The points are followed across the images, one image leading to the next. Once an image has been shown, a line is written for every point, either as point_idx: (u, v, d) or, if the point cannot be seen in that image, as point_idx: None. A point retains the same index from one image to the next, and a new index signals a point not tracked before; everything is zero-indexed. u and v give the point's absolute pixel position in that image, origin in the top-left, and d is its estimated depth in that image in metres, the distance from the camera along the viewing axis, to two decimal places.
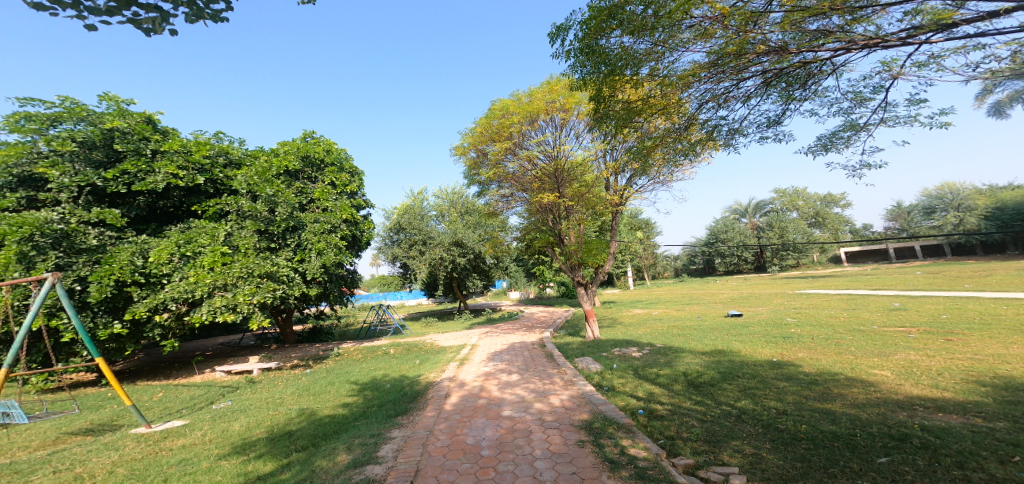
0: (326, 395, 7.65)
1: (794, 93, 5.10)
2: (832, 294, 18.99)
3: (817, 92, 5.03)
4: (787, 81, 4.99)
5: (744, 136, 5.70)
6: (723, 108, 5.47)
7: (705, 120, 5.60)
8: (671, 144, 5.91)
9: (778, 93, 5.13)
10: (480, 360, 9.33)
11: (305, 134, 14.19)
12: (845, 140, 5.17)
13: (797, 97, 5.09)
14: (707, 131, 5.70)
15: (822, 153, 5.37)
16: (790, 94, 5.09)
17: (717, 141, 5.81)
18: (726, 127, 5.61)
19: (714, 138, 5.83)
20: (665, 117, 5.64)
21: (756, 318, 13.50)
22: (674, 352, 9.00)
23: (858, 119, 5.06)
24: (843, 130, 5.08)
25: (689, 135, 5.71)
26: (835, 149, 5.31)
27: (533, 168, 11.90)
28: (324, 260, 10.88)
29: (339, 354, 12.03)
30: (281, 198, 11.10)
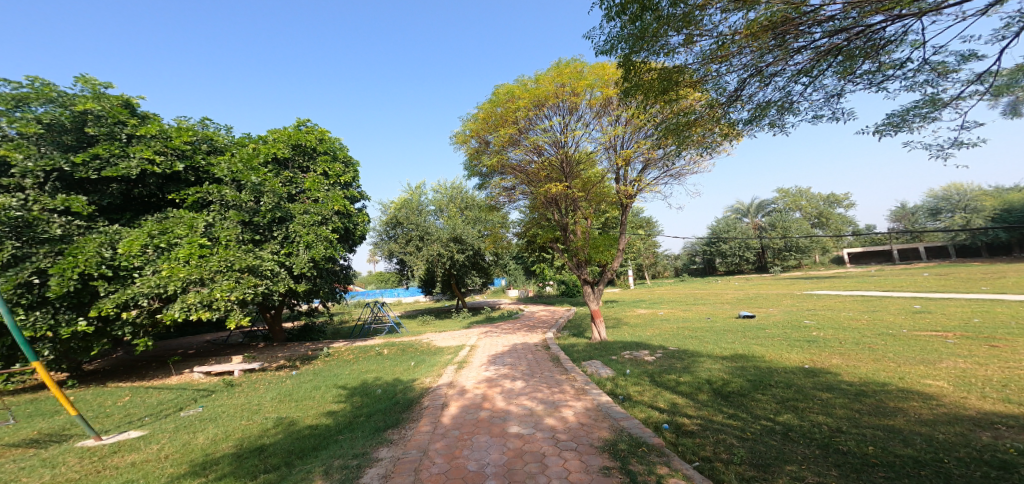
0: (310, 401, 6.90)
1: (860, 65, 4.54)
2: (844, 295, 18.33)
3: (888, 64, 4.47)
4: (857, 49, 4.40)
5: (795, 115, 5.10)
6: (769, 82, 4.94)
7: (750, 95, 5.06)
8: (707, 124, 5.30)
9: (844, 63, 4.54)
10: (480, 363, 8.58)
11: (298, 122, 13.40)
12: (921, 117, 4.58)
13: (866, 68, 4.51)
14: (752, 109, 5.13)
15: (891, 133, 4.78)
16: (857, 65, 4.51)
17: (762, 123, 5.21)
18: (774, 104, 5.02)
19: (759, 119, 5.20)
20: (705, 90, 5.02)
21: (771, 319, 12.80)
22: (691, 356, 8.29)
23: (939, 94, 4.50)
24: (923, 105, 4.49)
25: (730, 113, 5.10)
26: (907, 129, 4.72)
27: (539, 158, 11.20)
28: (314, 254, 10.07)
29: (328, 355, 11.26)
30: (268, 187, 10.30)
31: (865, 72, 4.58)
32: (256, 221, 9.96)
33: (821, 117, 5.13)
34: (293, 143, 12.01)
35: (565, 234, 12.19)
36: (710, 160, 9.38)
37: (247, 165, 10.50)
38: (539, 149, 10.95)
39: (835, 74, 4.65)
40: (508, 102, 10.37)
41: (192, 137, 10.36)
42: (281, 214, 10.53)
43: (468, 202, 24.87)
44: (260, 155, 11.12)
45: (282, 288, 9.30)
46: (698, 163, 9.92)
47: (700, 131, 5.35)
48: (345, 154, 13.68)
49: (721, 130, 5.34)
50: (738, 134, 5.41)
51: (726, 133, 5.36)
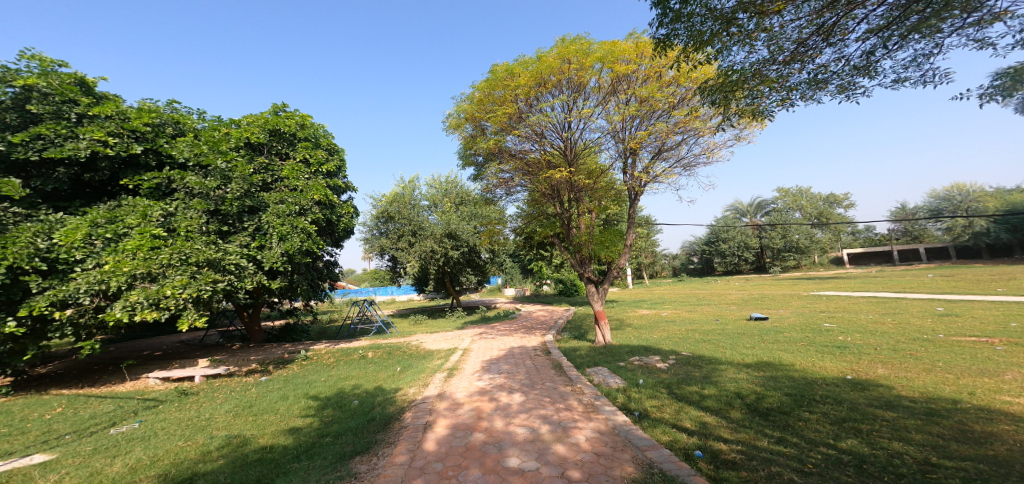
0: (272, 416, 5.90)
1: (964, 17, 3.85)
2: (855, 296, 17.57)
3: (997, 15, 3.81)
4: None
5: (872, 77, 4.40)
6: (840, 38, 4.26)
7: (816, 51, 4.38)
8: (762, 84, 4.56)
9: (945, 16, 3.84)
10: (473, 370, 7.60)
11: (277, 107, 12.36)
12: None
13: (972, 21, 3.83)
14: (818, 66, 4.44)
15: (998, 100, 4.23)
16: (959, 16, 3.83)
17: (832, 86, 4.49)
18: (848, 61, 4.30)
19: (830, 80, 4.47)
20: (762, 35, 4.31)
21: (786, 321, 11.98)
22: (710, 364, 7.36)
23: None
24: None
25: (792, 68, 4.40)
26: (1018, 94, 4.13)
27: (541, 144, 10.25)
28: (288, 246, 8.99)
29: (306, 358, 10.22)
30: (237, 173, 9.31)
31: (963, 29, 3.95)
32: (222, 210, 8.90)
33: (904, 80, 4.46)
34: (270, 128, 10.96)
35: (569, 228, 11.14)
36: (727, 148, 8.53)
37: (214, 150, 9.47)
38: (540, 134, 10.01)
39: (920, 32, 4.03)
40: (507, 83, 9.39)
41: (154, 119, 9.31)
42: (252, 204, 9.50)
43: (464, 198, 23.82)
44: (231, 139, 10.06)
45: (249, 285, 8.26)
46: (716, 150, 8.98)
47: (744, 95, 4.65)
48: (330, 141, 12.60)
49: (772, 95, 4.55)
50: (795, 102, 4.63)
51: (779, 102, 4.61)
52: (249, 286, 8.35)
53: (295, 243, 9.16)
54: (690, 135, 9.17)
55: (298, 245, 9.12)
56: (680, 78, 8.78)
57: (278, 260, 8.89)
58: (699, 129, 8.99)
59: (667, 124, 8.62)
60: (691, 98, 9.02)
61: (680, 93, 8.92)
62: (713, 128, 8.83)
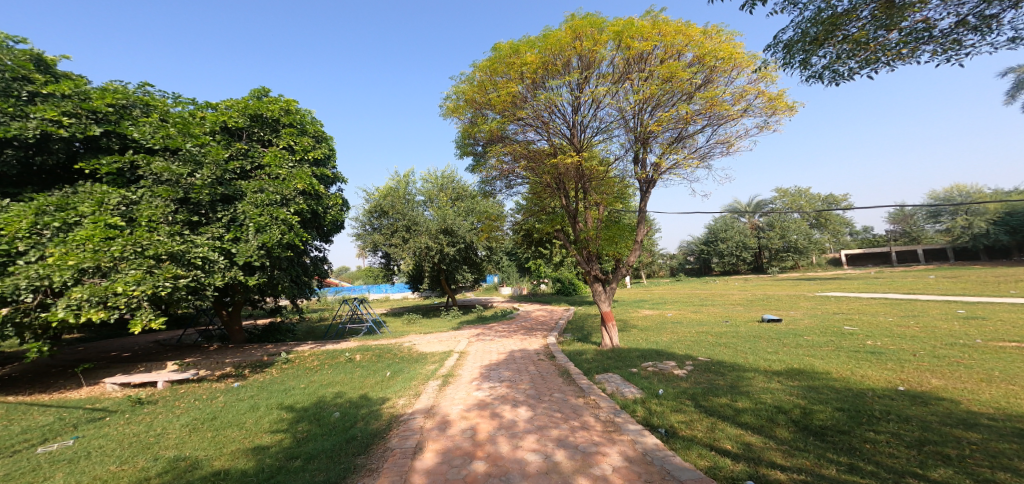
0: (236, 433, 5.10)
1: None
2: (865, 297, 16.92)
3: None
4: None
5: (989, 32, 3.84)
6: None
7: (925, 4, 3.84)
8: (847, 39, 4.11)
9: None
10: (470, 377, 6.81)
11: (259, 92, 11.42)
12: None
13: None
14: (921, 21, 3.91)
15: None
16: None
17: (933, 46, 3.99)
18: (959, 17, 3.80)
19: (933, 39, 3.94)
20: None
21: (803, 323, 11.27)
22: (735, 372, 6.61)
23: None
24: None
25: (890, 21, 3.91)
26: None
27: (547, 131, 9.51)
28: (265, 239, 8.08)
29: (287, 361, 9.36)
30: (209, 158, 8.43)
31: None
32: (192, 198, 8.03)
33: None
34: (250, 113, 10.04)
35: (575, 222, 10.29)
36: (751, 136, 7.82)
37: (184, 133, 8.55)
38: (545, 121, 9.26)
39: None
40: (511, 63, 8.61)
41: (119, 100, 8.36)
42: (226, 192, 8.62)
43: (460, 193, 22.96)
44: (206, 123, 9.15)
45: (220, 282, 7.36)
46: (741, 138, 8.22)
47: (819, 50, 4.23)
48: (317, 128, 11.66)
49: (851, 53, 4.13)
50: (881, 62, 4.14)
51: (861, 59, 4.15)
52: (220, 282, 7.49)
53: (274, 236, 8.24)
54: (712, 122, 8.41)
55: (277, 238, 8.21)
56: (703, 58, 8.02)
57: (253, 254, 8.00)
58: (722, 115, 8.24)
59: (688, 109, 7.85)
60: (714, 80, 8.25)
61: (703, 76, 8.15)
62: (737, 114, 8.08)
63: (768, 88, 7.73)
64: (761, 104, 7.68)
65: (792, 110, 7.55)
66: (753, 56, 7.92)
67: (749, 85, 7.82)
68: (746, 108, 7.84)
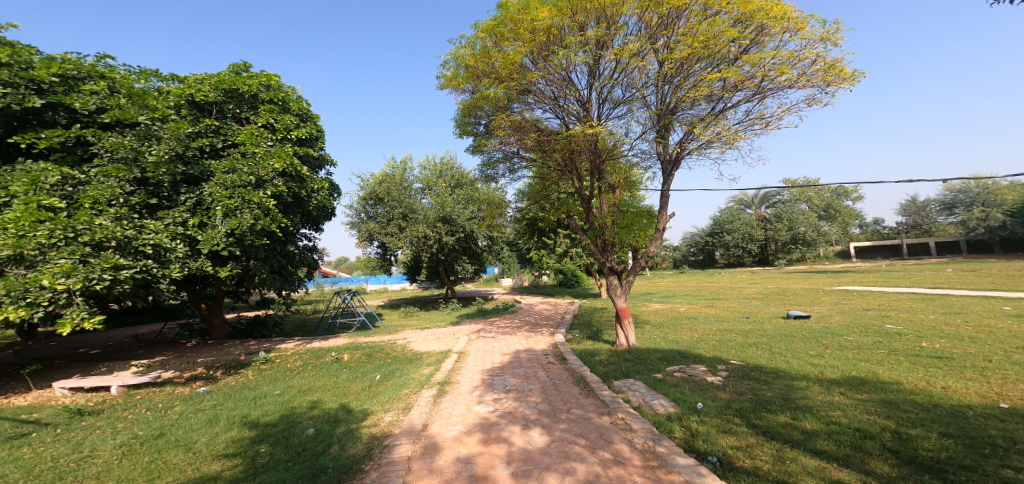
0: (180, 458, 4.17)
1: None
2: (890, 292, 15.88)
3: None
4: None
5: None
6: None
7: None
8: None
9: None
10: (470, 386, 5.82)
11: (237, 66, 10.28)
12: None
13: None
14: None
15: None
16: None
17: None
18: None
19: None
20: None
21: (834, 321, 10.33)
22: (783, 381, 5.64)
23: None
24: None
25: None
26: None
27: (557, 106, 8.52)
28: (233, 225, 7.00)
29: (266, 360, 8.40)
30: (167, 133, 7.35)
31: None
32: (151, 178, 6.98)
33: None
34: (225, 87, 8.94)
35: (589, 208, 9.19)
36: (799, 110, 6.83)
37: (139, 105, 7.56)
38: (556, 93, 8.27)
39: None
40: (520, 24, 7.48)
41: (68, 69, 7.27)
42: (191, 172, 7.54)
43: (460, 181, 21.89)
44: (171, 97, 8.03)
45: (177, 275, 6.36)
46: (786, 113, 7.23)
47: None
48: (301, 106, 10.53)
49: None
50: None
51: None
52: (177, 274, 6.51)
53: (245, 221, 7.14)
54: (753, 95, 7.38)
55: (247, 224, 7.13)
56: (749, 18, 6.85)
57: (219, 241, 6.95)
58: (764, 86, 7.24)
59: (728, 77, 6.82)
60: (757, 46, 7.18)
61: (745, 40, 7.07)
62: (783, 85, 7.07)
63: (823, 54, 6.68)
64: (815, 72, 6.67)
65: (850, 79, 6.56)
66: (808, 15, 6.78)
67: (802, 50, 6.75)
68: (795, 79, 6.83)
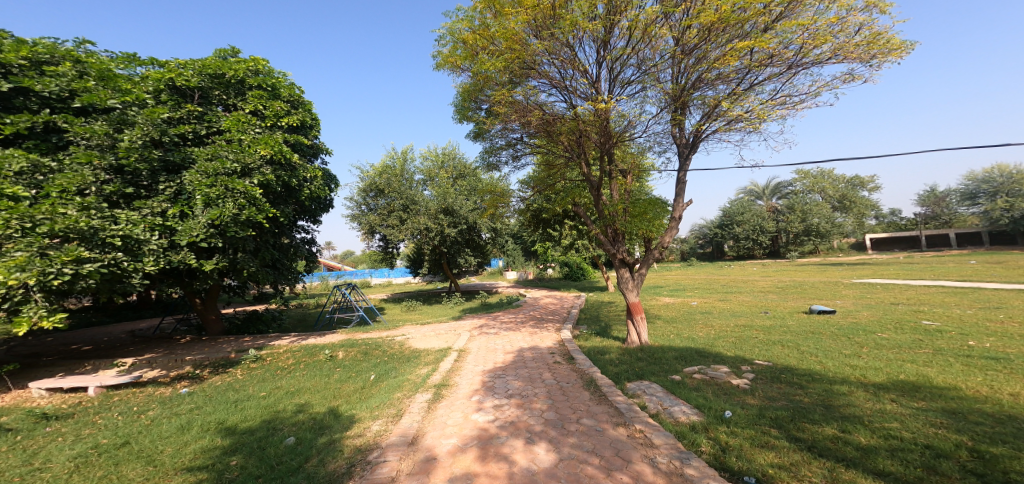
0: (139, 473, 3.70)
1: None
2: (915, 286, 15.08)
3: None
4: None
5: None
6: None
7: None
8: None
9: None
10: (468, 389, 5.29)
11: (224, 51, 9.78)
12: None
13: None
14: None
15: None
16: None
17: None
18: None
19: None
20: None
21: (862, 316, 9.66)
22: (820, 386, 5.06)
23: None
24: None
25: None
26: None
27: (563, 87, 7.94)
28: (213, 215, 6.50)
29: (257, 357, 7.95)
30: (141, 117, 6.94)
31: None
32: (127, 167, 6.58)
33: None
34: (209, 72, 8.47)
35: (599, 196, 8.57)
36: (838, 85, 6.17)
37: (111, 88, 7.12)
38: (562, 72, 7.69)
39: None
40: None
41: (39, 53, 6.81)
42: (172, 159, 7.08)
43: (462, 172, 21.35)
44: (151, 82, 7.57)
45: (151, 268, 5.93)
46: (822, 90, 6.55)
47: None
48: (293, 92, 10.03)
49: None
50: None
51: None
52: (151, 267, 6.05)
53: (226, 211, 6.63)
54: (784, 71, 6.70)
55: (229, 214, 6.63)
56: None
57: (199, 233, 6.46)
58: (794, 62, 6.58)
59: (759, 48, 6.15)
60: (789, 16, 6.49)
61: (774, 10, 6.39)
62: (820, 59, 6.37)
63: (867, 23, 5.99)
64: (856, 46, 5.98)
65: (897, 50, 5.88)
66: None
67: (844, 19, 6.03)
68: (832, 53, 6.15)
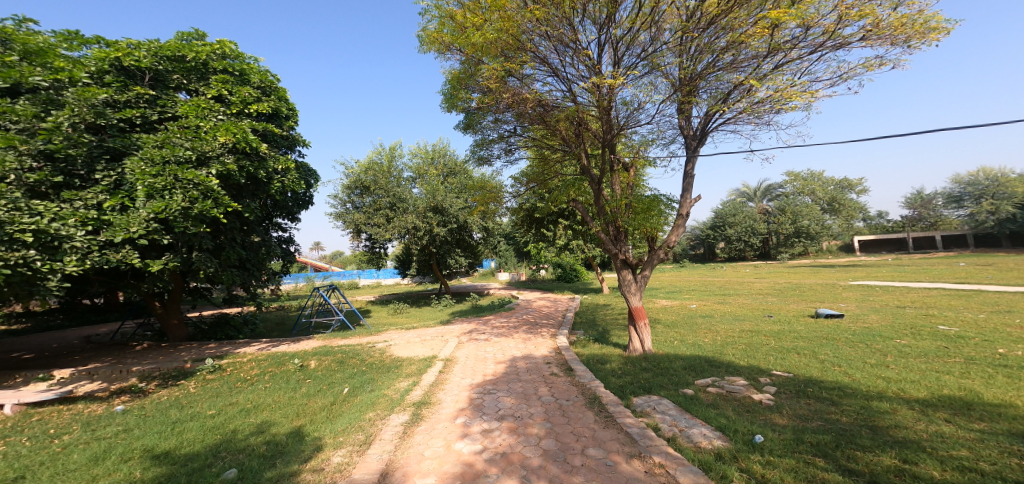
0: None
1: None
2: (916, 287, 14.67)
3: None
4: None
5: None
6: None
7: None
8: None
9: None
10: (451, 410, 4.54)
11: (187, 34, 8.90)
12: None
13: None
14: None
15: None
16: None
17: None
18: None
19: None
20: None
21: (874, 320, 9.12)
22: (855, 402, 4.42)
23: None
24: None
25: None
26: None
27: (561, 72, 7.26)
28: (155, 207, 5.84)
29: (214, 368, 7.09)
30: (72, 97, 6.07)
31: None
32: (57, 155, 5.75)
33: None
34: (167, 54, 7.67)
35: (599, 191, 7.89)
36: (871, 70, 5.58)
37: (40, 65, 6.24)
38: (559, 57, 7.05)
39: None
40: None
41: None
42: (112, 146, 6.26)
43: (453, 169, 20.55)
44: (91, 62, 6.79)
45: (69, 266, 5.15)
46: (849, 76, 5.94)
47: None
48: (265, 78, 9.12)
49: None
50: None
51: None
52: (74, 267, 5.27)
53: (172, 203, 5.99)
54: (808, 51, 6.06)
55: (175, 207, 5.98)
56: None
57: (136, 227, 5.80)
58: (816, 45, 5.97)
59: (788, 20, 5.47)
60: None
61: None
62: (849, 38, 5.75)
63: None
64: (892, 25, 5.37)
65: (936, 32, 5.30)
66: None
67: None
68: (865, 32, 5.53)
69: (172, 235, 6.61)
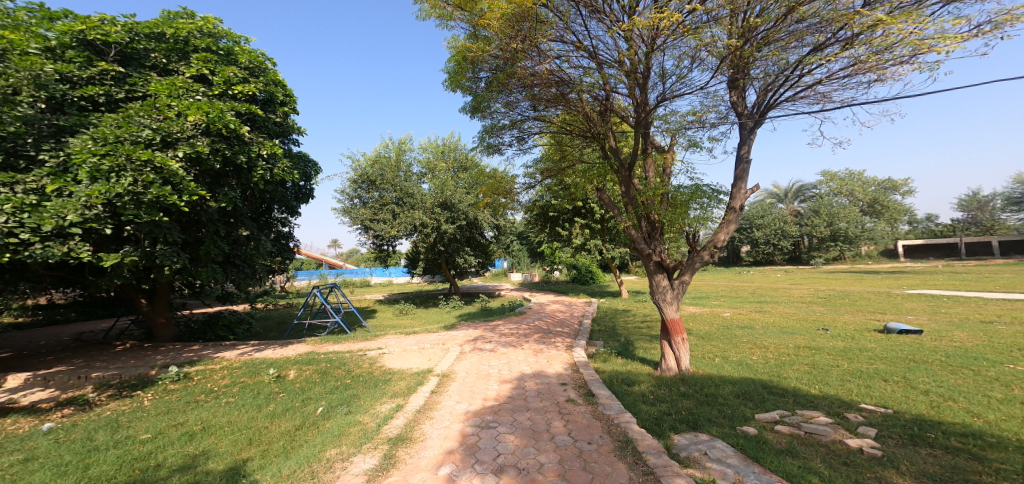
0: None
1: None
2: (997, 299, 12.68)
3: None
4: None
5: None
6: None
7: None
8: None
9: None
10: (428, 451, 3.44)
11: (175, 13, 8.20)
12: None
13: None
14: None
15: None
16: None
17: None
18: None
19: None
20: None
21: (966, 338, 7.48)
22: (1011, 459, 3.13)
23: None
24: None
25: None
26: None
27: (586, 45, 6.19)
28: (94, 191, 5.16)
29: (180, 377, 6.18)
30: (14, 68, 5.67)
31: None
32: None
33: None
34: (143, 31, 7.03)
35: (629, 179, 6.65)
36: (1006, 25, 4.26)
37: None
38: (585, 28, 6.01)
39: None
40: None
41: None
42: (63, 123, 5.85)
43: (464, 165, 19.61)
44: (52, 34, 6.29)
45: None
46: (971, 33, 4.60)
47: None
48: (255, 59, 8.25)
49: None
50: None
51: None
52: None
53: (115, 187, 5.27)
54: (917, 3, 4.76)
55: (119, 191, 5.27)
56: None
57: (72, 213, 5.16)
58: None
59: None
60: None
61: None
62: None
63: None
64: None
65: None
66: None
67: None
68: None
69: (130, 226, 5.92)
